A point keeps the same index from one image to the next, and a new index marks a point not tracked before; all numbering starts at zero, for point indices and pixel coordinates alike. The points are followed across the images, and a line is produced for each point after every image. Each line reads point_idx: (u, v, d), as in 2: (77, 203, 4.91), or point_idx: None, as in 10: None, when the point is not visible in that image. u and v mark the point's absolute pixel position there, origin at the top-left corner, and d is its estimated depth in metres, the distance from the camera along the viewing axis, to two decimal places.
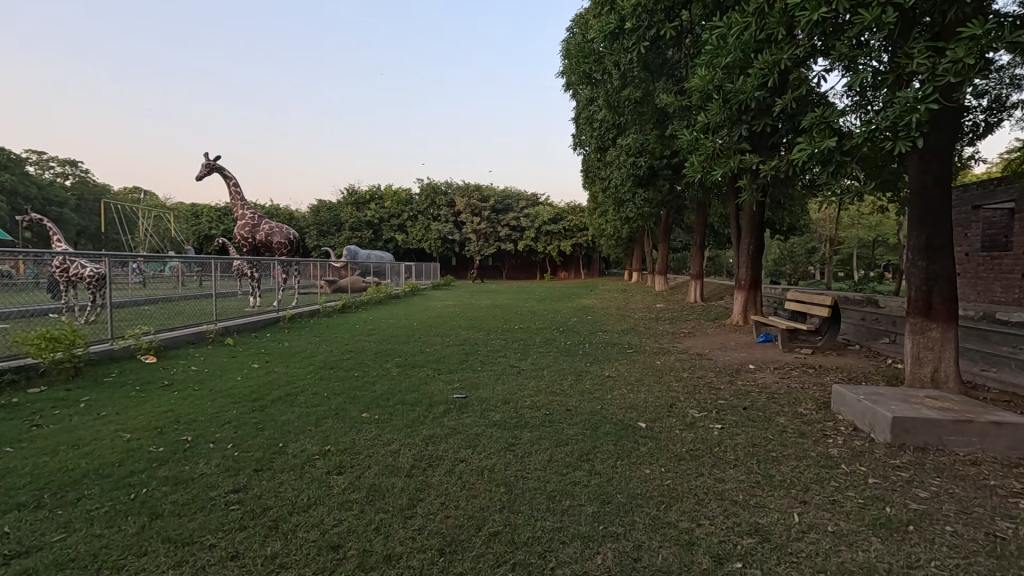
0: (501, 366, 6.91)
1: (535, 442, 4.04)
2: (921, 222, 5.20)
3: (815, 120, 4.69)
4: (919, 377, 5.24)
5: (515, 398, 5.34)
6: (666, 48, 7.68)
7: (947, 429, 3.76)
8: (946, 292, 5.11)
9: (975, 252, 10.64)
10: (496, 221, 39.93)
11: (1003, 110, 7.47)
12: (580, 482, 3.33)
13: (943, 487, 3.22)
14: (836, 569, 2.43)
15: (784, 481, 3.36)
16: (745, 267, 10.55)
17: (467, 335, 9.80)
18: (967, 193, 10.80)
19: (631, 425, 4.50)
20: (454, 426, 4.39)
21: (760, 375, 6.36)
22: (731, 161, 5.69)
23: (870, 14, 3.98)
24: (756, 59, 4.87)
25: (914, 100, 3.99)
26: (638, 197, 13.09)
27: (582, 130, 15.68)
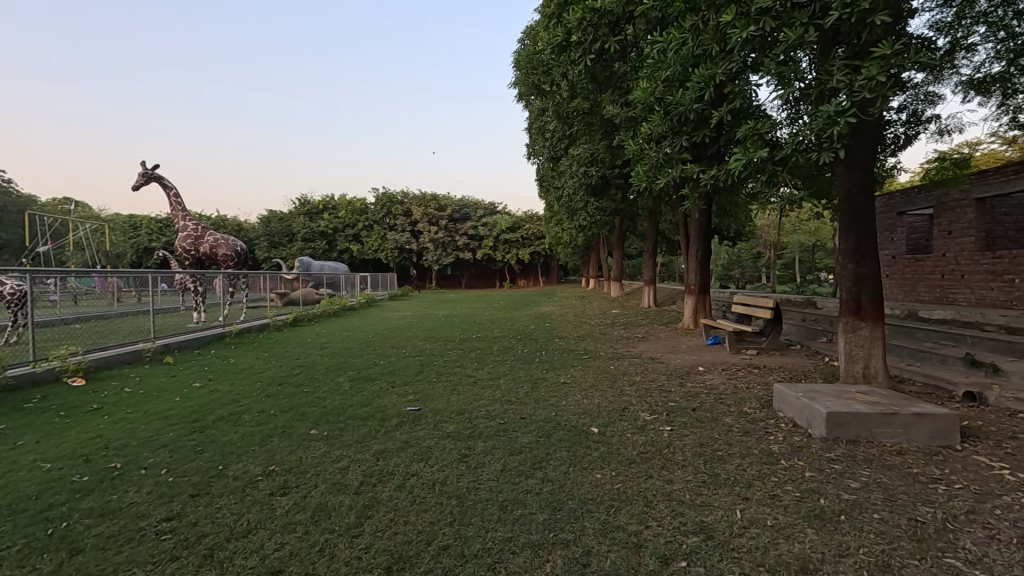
0: (457, 377, 6.87)
1: (488, 452, 4.02)
2: (849, 227, 5.54)
3: (749, 132, 4.95)
4: (852, 373, 5.56)
5: (471, 408, 5.30)
6: (612, 61, 7.93)
7: (876, 422, 3.99)
8: (874, 292, 5.45)
9: (900, 255, 11.44)
10: (454, 230, 39.78)
11: (920, 124, 8.09)
12: (532, 490, 3.33)
13: (872, 477, 3.42)
14: (774, 561, 2.53)
15: (728, 479, 3.48)
16: (693, 272, 10.93)
17: (424, 346, 9.69)
18: (892, 201, 11.62)
19: (584, 430, 4.56)
20: (406, 440, 4.31)
21: (708, 376, 6.58)
22: (674, 170, 5.92)
23: (793, 34, 4.26)
24: (693, 73, 5.11)
25: (836, 113, 4.28)
26: (591, 206, 13.38)
27: (535, 139, 15.93)
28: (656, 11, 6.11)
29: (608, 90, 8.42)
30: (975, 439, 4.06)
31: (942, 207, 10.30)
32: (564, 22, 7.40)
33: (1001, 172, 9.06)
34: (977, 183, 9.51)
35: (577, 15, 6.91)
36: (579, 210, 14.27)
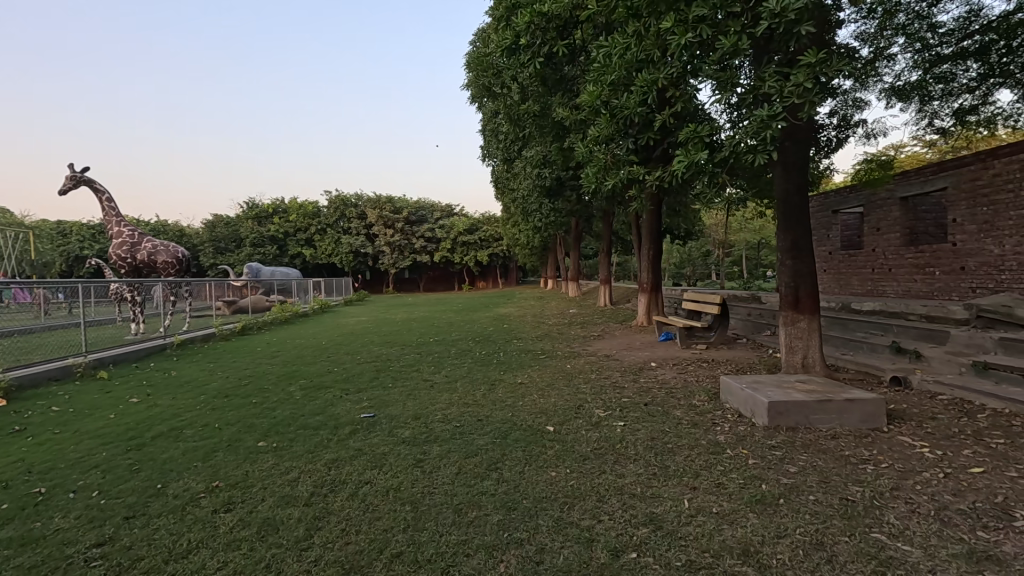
0: (414, 381, 6.78)
1: (444, 456, 3.99)
2: (787, 226, 5.83)
3: (691, 135, 5.14)
4: (792, 363, 5.86)
5: (427, 412, 5.24)
6: (561, 64, 8.06)
7: (812, 409, 4.23)
8: (810, 287, 5.77)
9: (836, 251, 12.15)
10: (410, 233, 39.25)
11: (849, 128, 8.65)
12: (487, 492, 3.33)
13: (809, 461, 3.62)
14: (719, 547, 2.64)
15: (676, 470, 3.60)
16: (646, 271, 11.23)
17: (381, 351, 9.51)
18: (827, 200, 12.32)
19: (540, 429, 4.60)
20: (360, 448, 4.22)
21: (660, 372, 6.78)
22: (622, 172, 6.08)
23: (728, 41, 4.47)
24: (637, 77, 5.27)
25: (768, 117, 4.51)
26: (546, 207, 13.52)
27: (489, 141, 15.96)
28: (601, 17, 6.26)
29: (558, 93, 8.54)
30: (900, 421, 4.37)
31: (870, 206, 11.02)
32: (512, 24, 7.47)
33: (921, 172, 9.76)
34: (900, 183, 10.23)
35: (526, 18, 7.01)
36: (534, 212, 14.39)
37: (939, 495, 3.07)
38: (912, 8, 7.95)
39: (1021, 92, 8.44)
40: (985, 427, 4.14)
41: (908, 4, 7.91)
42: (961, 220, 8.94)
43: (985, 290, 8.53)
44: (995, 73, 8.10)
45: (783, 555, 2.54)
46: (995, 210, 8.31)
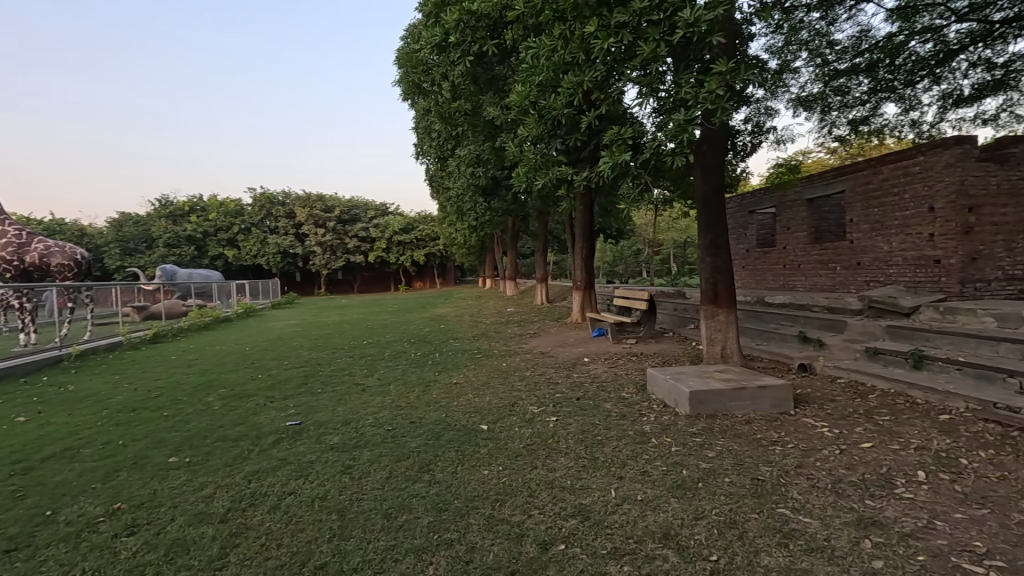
0: (345, 386, 6.54)
1: (374, 461, 3.88)
2: (706, 225, 6.17)
3: (615, 137, 5.33)
4: (712, 355, 6.22)
5: (358, 417, 5.08)
6: (492, 63, 8.11)
7: (729, 397, 4.51)
8: (727, 282, 6.16)
9: (752, 249, 13.04)
10: (343, 232, 37.90)
11: (762, 134, 9.30)
12: (418, 494, 3.28)
13: (725, 446, 3.86)
14: (642, 532, 2.75)
15: (605, 461, 3.72)
16: (579, 269, 11.50)
17: (310, 356, 9.11)
18: (743, 201, 13.21)
19: (473, 428, 4.60)
20: (283, 457, 4.02)
21: (593, 367, 6.97)
22: (551, 172, 6.18)
23: (647, 48, 4.71)
24: (564, 79, 5.40)
25: (685, 121, 4.77)
26: (482, 206, 13.53)
27: (422, 139, 15.74)
28: (529, 19, 6.35)
29: (490, 92, 8.56)
30: (805, 404, 4.76)
31: (781, 207, 11.92)
32: (442, 21, 7.43)
33: (823, 176, 10.68)
34: (805, 186, 11.14)
35: (456, 16, 7.03)
36: (470, 211, 14.35)
37: (835, 470, 3.37)
38: (813, 26, 8.70)
39: (903, 106, 9.43)
40: (874, 406, 4.60)
41: (810, 22, 8.69)
42: (856, 220, 9.88)
43: (877, 283, 9.47)
44: (882, 88, 9.04)
45: (699, 536, 2.69)
46: (884, 211, 9.24)
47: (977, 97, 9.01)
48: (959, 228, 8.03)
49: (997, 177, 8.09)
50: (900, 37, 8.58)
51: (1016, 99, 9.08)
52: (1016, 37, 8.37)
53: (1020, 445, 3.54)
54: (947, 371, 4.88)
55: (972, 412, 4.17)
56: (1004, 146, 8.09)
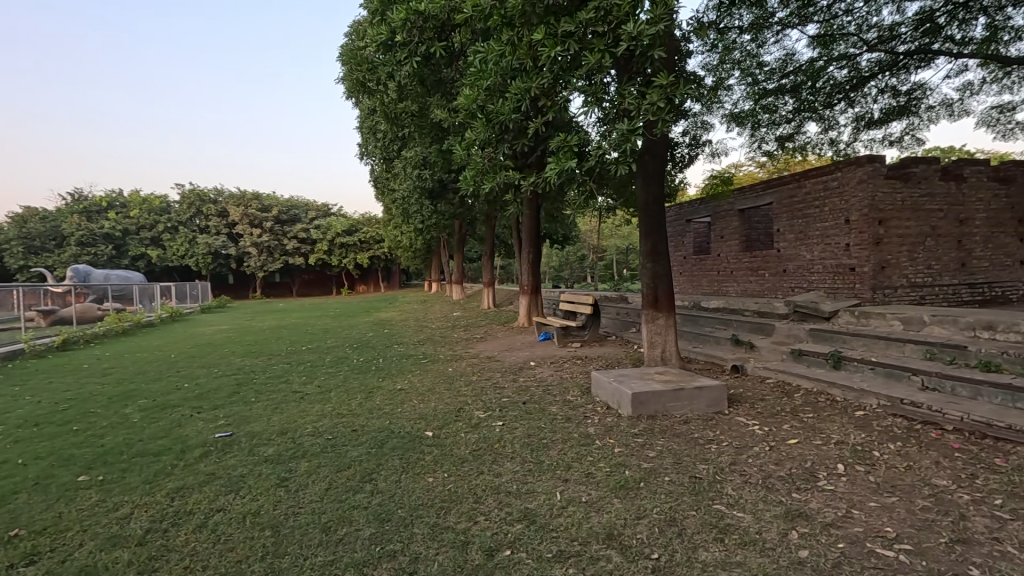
0: (281, 394, 6.21)
1: (312, 472, 3.71)
2: (648, 232, 6.38)
3: (561, 143, 5.42)
4: (653, 357, 6.44)
5: (295, 426, 4.84)
6: (439, 65, 8.05)
7: (668, 398, 4.68)
8: (667, 287, 6.40)
9: (689, 256, 13.67)
10: (280, 233, 36.23)
11: (699, 146, 9.76)
12: (359, 505, 3.16)
13: (665, 445, 3.99)
14: (586, 534, 2.78)
15: (551, 464, 3.74)
16: (526, 273, 11.58)
17: (242, 363, 8.61)
18: (682, 210, 13.85)
19: (418, 435, 4.50)
20: (212, 471, 3.76)
21: (538, 370, 7.03)
22: (498, 176, 6.18)
23: (593, 58, 4.84)
24: (511, 85, 5.44)
25: (629, 131, 4.92)
26: (428, 209, 13.35)
27: (366, 139, 15.37)
28: (477, 23, 6.35)
29: (437, 94, 8.48)
30: (737, 403, 5.01)
31: (715, 216, 12.56)
32: (388, 20, 7.30)
33: (753, 188, 11.36)
34: (738, 197, 11.82)
35: (402, 15, 6.93)
36: (416, 213, 14.13)
37: (765, 466, 3.56)
38: (744, 47, 9.27)
39: (823, 126, 10.18)
40: (799, 404, 4.91)
41: (741, 43, 9.24)
42: (783, 230, 10.58)
43: (801, 289, 10.17)
44: (805, 108, 9.73)
45: (641, 535, 2.75)
46: (807, 222, 9.93)
47: (885, 121, 9.90)
48: (870, 240, 8.77)
49: (902, 194, 8.91)
50: (820, 62, 9.28)
51: (917, 124, 10.04)
52: (916, 68, 9.28)
53: (923, 437, 3.89)
54: (861, 370, 5.30)
55: (883, 408, 4.54)
56: (908, 165, 8.92)
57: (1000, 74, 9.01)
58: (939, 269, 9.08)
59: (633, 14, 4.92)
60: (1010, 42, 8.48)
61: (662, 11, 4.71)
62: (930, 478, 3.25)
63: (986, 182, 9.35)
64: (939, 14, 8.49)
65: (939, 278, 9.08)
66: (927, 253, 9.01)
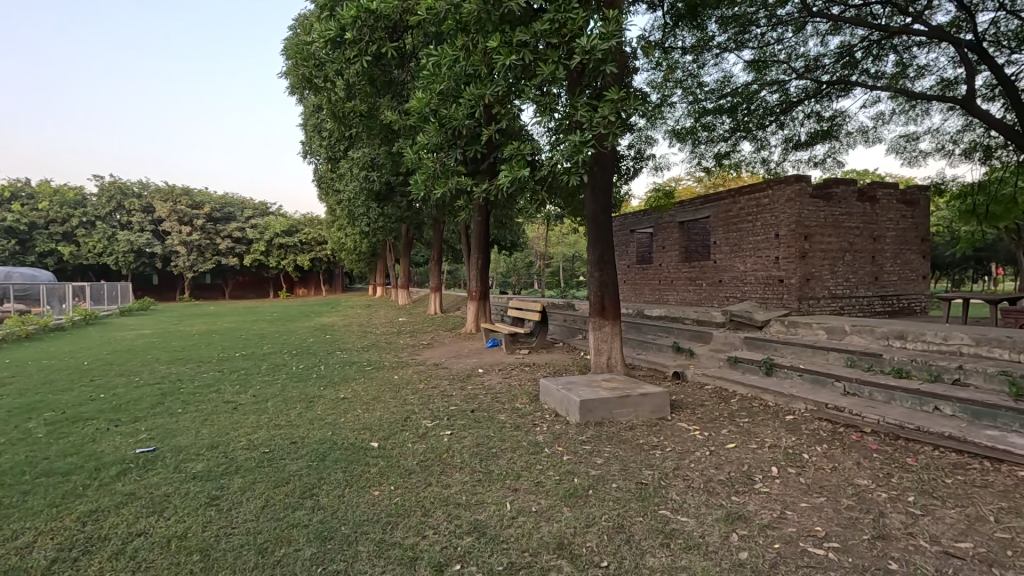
0: (212, 404, 5.81)
1: (246, 489, 3.48)
2: (595, 242, 6.51)
3: (514, 151, 5.42)
4: (599, 364, 6.57)
5: (228, 439, 4.54)
6: (390, 66, 7.89)
7: (614, 404, 4.78)
8: (613, 295, 6.55)
9: (633, 265, 14.11)
10: (213, 232, 34.20)
11: (643, 160, 10.11)
12: (299, 523, 2.99)
13: (612, 452, 4.06)
14: (537, 544, 2.77)
15: (500, 474, 3.71)
16: (474, 279, 11.51)
17: (167, 370, 8.01)
18: (626, 220, 14.29)
19: (362, 446, 4.34)
20: (132, 491, 3.45)
21: (487, 378, 6.99)
22: (450, 181, 6.09)
23: (547, 69, 4.93)
24: (465, 90, 5.41)
25: (581, 143, 5.01)
26: (375, 211, 13.04)
27: (310, 136, 14.82)
28: (430, 26, 6.29)
29: (387, 95, 8.31)
30: (680, 409, 5.19)
31: (658, 228, 13.06)
32: (337, 16, 7.07)
33: (693, 202, 11.90)
34: (678, 210, 12.35)
35: (353, 13, 6.75)
36: (362, 216, 13.78)
37: (706, 470, 3.71)
38: (687, 67, 9.74)
39: (756, 145, 10.82)
40: (735, 409, 5.16)
41: (683, 63, 9.69)
42: (719, 243, 11.11)
43: (735, 298, 10.73)
44: (740, 128, 10.31)
45: (591, 543, 2.77)
46: (741, 235, 10.50)
47: (810, 143, 10.66)
48: (797, 254, 9.40)
49: (825, 212, 9.63)
50: (754, 86, 9.87)
51: (838, 147, 10.88)
52: (837, 97, 10.07)
53: (846, 439, 4.19)
54: (791, 376, 5.63)
55: (810, 412, 4.85)
56: (830, 186, 9.66)
57: (907, 107, 9.94)
58: (856, 282, 9.86)
59: (586, 29, 5.06)
60: (915, 78, 9.38)
61: (614, 27, 4.85)
62: (853, 478, 3.50)
63: (895, 204, 10.27)
64: (857, 49, 9.31)
65: (856, 290, 9.87)
66: (846, 267, 9.77)
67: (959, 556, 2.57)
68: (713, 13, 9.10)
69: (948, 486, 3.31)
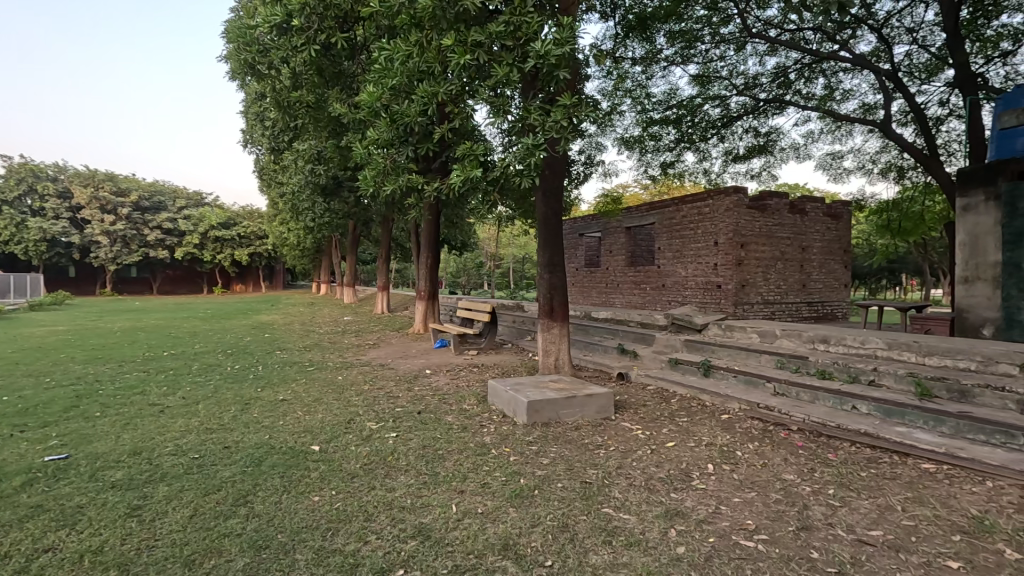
0: (134, 407, 5.40)
1: (172, 498, 3.25)
2: (545, 245, 6.58)
3: (467, 151, 5.39)
4: (547, 365, 6.64)
5: (152, 445, 4.23)
6: (340, 58, 7.67)
7: (561, 405, 4.85)
8: (562, 298, 6.64)
9: (581, 268, 14.40)
10: (140, 222, 31.88)
11: (593, 165, 10.33)
12: (231, 532, 2.83)
13: (558, 452, 4.12)
14: (482, 546, 2.76)
15: (446, 476, 3.67)
16: (423, 278, 11.35)
17: (84, 371, 7.36)
18: (575, 224, 14.57)
19: (302, 450, 4.17)
20: (39, 503, 3.14)
21: (434, 379, 6.90)
22: (401, 178, 5.99)
23: (501, 70, 4.96)
24: (418, 87, 5.33)
25: (533, 146, 5.07)
26: (320, 206, 12.61)
27: (252, 125, 14.14)
28: (383, 19, 6.17)
29: (336, 87, 8.06)
30: (624, 409, 5.33)
31: (605, 232, 13.39)
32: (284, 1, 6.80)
33: (639, 209, 12.28)
34: (626, 216, 12.71)
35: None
36: (306, 211, 13.26)
37: (647, 468, 3.83)
38: (636, 77, 10.06)
39: (699, 156, 11.32)
40: (675, 409, 5.37)
41: (633, 74, 10.00)
42: (662, 248, 11.52)
43: (676, 303, 11.17)
44: (685, 139, 10.75)
45: (535, 543, 2.79)
46: (683, 242, 10.94)
47: (748, 157, 11.27)
48: (734, 261, 9.91)
49: (760, 222, 10.21)
50: (698, 99, 10.34)
51: (772, 162, 11.57)
52: (772, 114, 10.72)
53: (775, 437, 4.45)
54: (726, 377, 5.92)
55: (744, 411, 5.12)
56: (765, 198, 10.26)
57: (833, 127, 10.72)
58: (786, 289, 10.51)
59: (541, 34, 5.14)
60: (841, 101, 10.13)
61: (568, 34, 4.94)
62: (780, 473, 3.72)
63: (821, 217, 11.04)
64: (791, 71, 9.95)
65: (786, 296, 10.52)
66: (778, 275, 10.40)
67: (871, 543, 2.79)
68: (662, 27, 9.45)
69: (862, 479, 3.59)
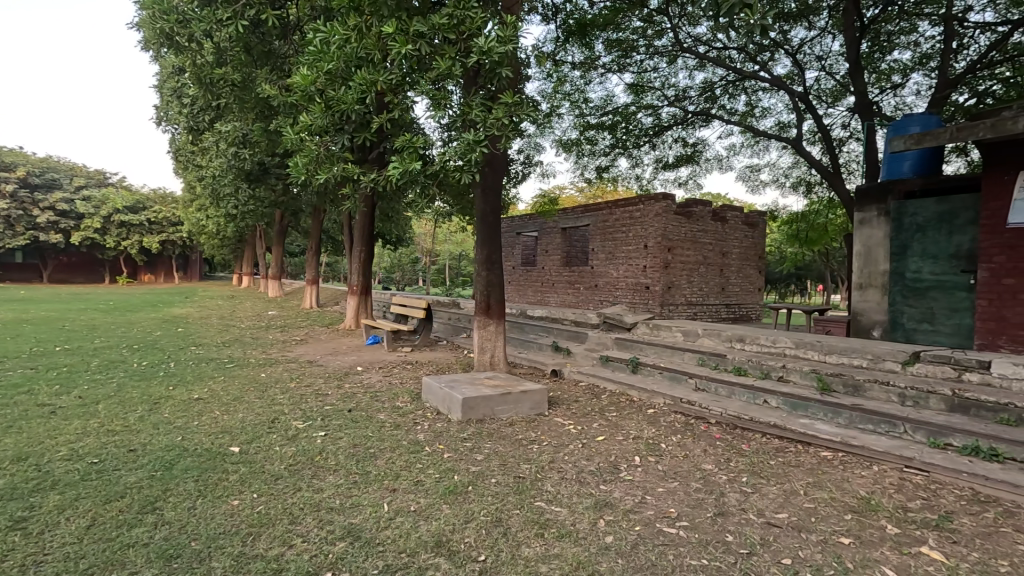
0: (18, 409, 4.80)
1: (66, 507, 2.93)
2: (483, 242, 6.58)
3: (407, 143, 5.26)
4: (483, 362, 6.66)
5: (40, 450, 3.78)
6: (271, 36, 7.23)
7: (496, 401, 4.87)
8: (499, 296, 6.67)
9: (517, 267, 14.53)
10: (28, 201, 28.48)
11: (531, 165, 10.44)
12: (136, 542, 2.60)
13: (492, 448, 4.13)
14: (415, 544, 2.71)
15: (377, 474, 3.58)
16: (356, 273, 10.97)
17: None
18: (513, 222, 14.68)
19: (220, 451, 3.90)
20: None
21: (366, 376, 6.69)
22: (336, 167, 5.76)
23: (443, 63, 4.88)
24: (356, 73, 5.14)
25: (474, 142, 5.06)
26: (244, 192, 11.84)
27: (167, 101, 13.02)
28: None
29: (265, 67, 7.60)
30: (557, 405, 5.45)
31: (542, 232, 13.59)
32: None
33: (575, 210, 12.57)
34: (562, 217, 12.97)
35: None
36: (228, 197, 12.42)
37: (578, 462, 3.94)
38: (575, 82, 10.28)
39: (632, 162, 11.77)
40: (605, 405, 5.56)
41: (572, 78, 10.20)
42: (595, 250, 11.86)
43: (607, 302, 11.56)
44: (619, 145, 11.14)
45: (468, 539, 2.79)
46: (616, 244, 11.33)
47: (676, 165, 11.87)
48: (661, 264, 10.41)
49: (686, 228, 10.80)
50: (632, 107, 10.75)
51: (698, 171, 12.26)
52: (699, 126, 11.34)
53: (696, 430, 4.73)
54: (653, 374, 6.22)
55: (669, 406, 5.39)
56: (691, 205, 10.85)
57: (752, 142, 11.53)
58: (707, 291, 11.18)
59: (484, 31, 5.13)
60: (759, 118, 10.92)
61: (511, 33, 4.96)
62: (700, 463, 3.97)
63: (740, 225, 11.86)
64: (717, 87, 10.60)
65: (707, 298, 11.20)
66: (700, 278, 11.04)
67: (778, 525, 3.04)
68: (601, 35, 9.72)
69: (771, 467, 3.90)
